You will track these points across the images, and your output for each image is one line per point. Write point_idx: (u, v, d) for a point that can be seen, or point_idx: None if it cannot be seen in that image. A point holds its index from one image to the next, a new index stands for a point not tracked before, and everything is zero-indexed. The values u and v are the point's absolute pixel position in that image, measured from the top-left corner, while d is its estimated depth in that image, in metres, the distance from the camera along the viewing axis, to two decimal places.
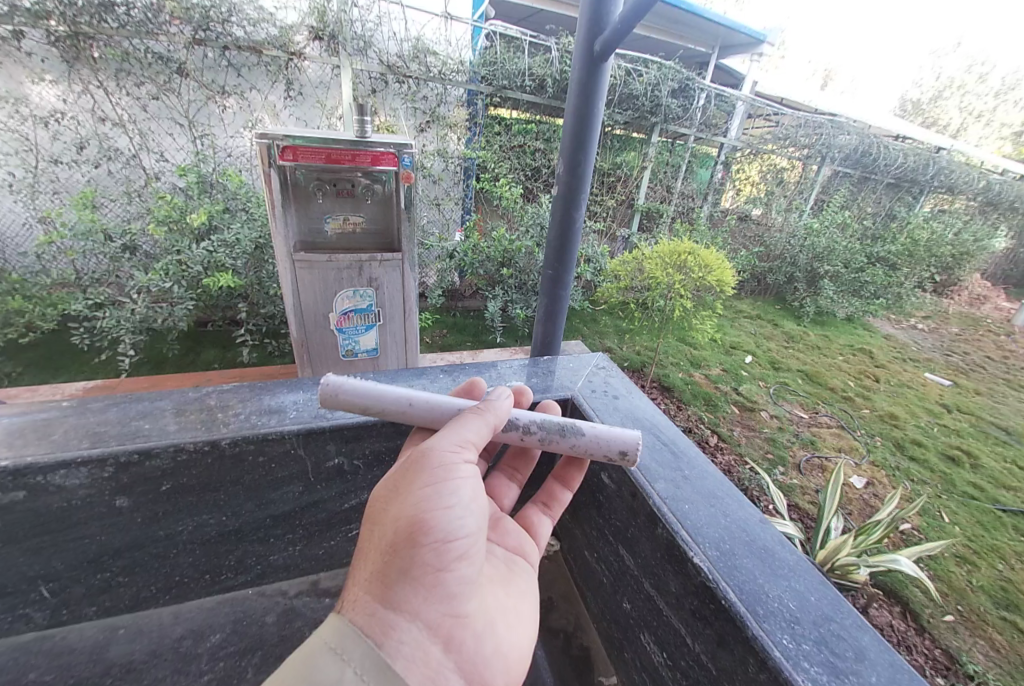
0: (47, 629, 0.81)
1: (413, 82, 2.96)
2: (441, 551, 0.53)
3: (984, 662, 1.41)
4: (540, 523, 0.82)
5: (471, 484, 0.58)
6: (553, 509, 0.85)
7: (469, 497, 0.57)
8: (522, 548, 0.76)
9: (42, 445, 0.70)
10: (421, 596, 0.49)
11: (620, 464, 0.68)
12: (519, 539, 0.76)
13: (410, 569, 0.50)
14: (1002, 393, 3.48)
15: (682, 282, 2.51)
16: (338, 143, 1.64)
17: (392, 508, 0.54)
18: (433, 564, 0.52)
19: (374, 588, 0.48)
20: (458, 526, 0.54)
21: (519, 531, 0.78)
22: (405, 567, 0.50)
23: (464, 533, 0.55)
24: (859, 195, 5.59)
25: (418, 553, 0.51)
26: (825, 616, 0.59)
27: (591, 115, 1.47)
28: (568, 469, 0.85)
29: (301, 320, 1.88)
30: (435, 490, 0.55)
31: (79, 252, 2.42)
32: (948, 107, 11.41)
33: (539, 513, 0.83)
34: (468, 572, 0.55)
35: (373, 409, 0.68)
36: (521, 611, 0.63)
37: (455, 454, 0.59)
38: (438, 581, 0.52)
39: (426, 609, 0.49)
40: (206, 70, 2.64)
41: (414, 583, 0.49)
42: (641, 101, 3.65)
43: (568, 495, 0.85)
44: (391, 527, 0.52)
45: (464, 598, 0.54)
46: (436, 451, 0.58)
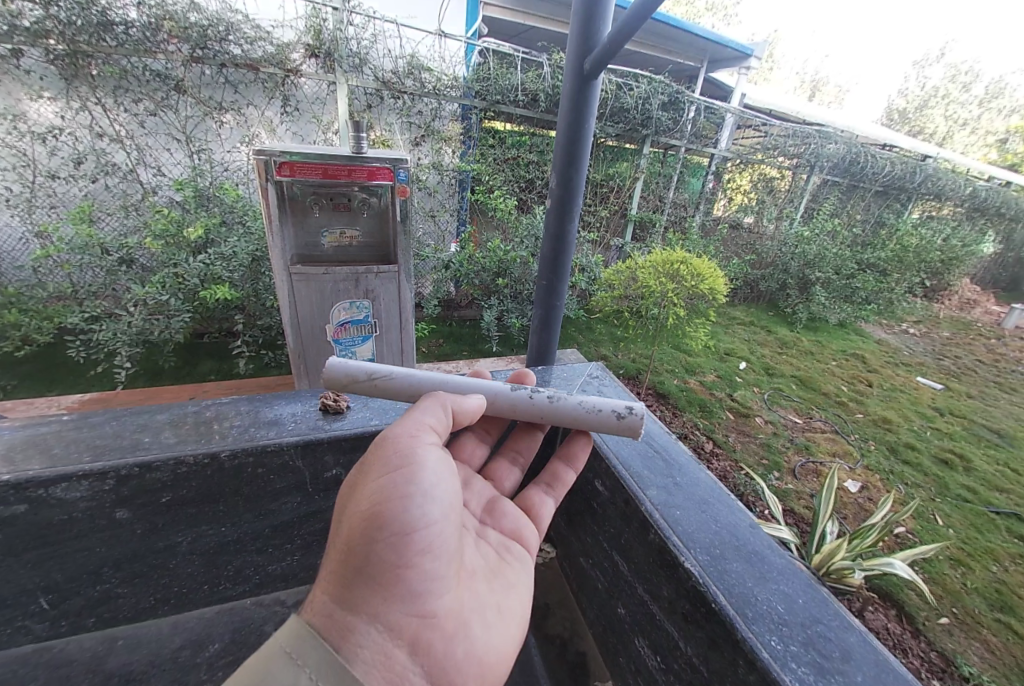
0: (45, 641, 0.81)
1: (408, 98, 3.02)
2: (400, 548, 0.54)
3: (979, 664, 1.42)
4: (541, 503, 0.84)
5: (433, 471, 0.59)
6: (556, 489, 0.85)
7: (430, 488, 0.58)
8: (518, 534, 0.77)
9: (44, 458, 0.72)
10: (379, 594, 0.51)
11: (626, 421, 0.72)
12: (516, 522, 0.78)
13: (368, 568, 0.52)
14: (993, 396, 3.52)
15: (675, 290, 2.55)
16: (335, 159, 1.68)
17: (350, 506, 0.56)
18: (391, 560, 0.53)
19: (334, 591, 0.51)
20: (418, 519, 0.56)
21: (518, 514, 0.80)
22: (363, 566, 0.52)
23: (425, 525, 0.56)
24: (847, 203, 5.70)
25: (375, 551, 0.53)
26: (812, 618, 0.60)
27: (581, 130, 1.52)
28: (572, 446, 0.84)
29: (298, 332, 1.89)
30: (391, 482, 0.56)
31: (75, 265, 2.44)
32: (933, 116, 11.67)
33: (542, 494, 0.85)
34: (434, 565, 0.56)
35: (378, 374, 0.71)
36: (503, 603, 0.64)
37: (414, 440, 0.60)
38: (399, 578, 0.53)
39: (385, 609, 0.50)
40: (203, 87, 2.70)
41: (371, 583, 0.51)
42: (632, 114, 3.74)
43: (572, 474, 0.85)
44: (349, 525, 0.54)
45: (430, 594, 0.55)
46: (393, 439, 0.59)
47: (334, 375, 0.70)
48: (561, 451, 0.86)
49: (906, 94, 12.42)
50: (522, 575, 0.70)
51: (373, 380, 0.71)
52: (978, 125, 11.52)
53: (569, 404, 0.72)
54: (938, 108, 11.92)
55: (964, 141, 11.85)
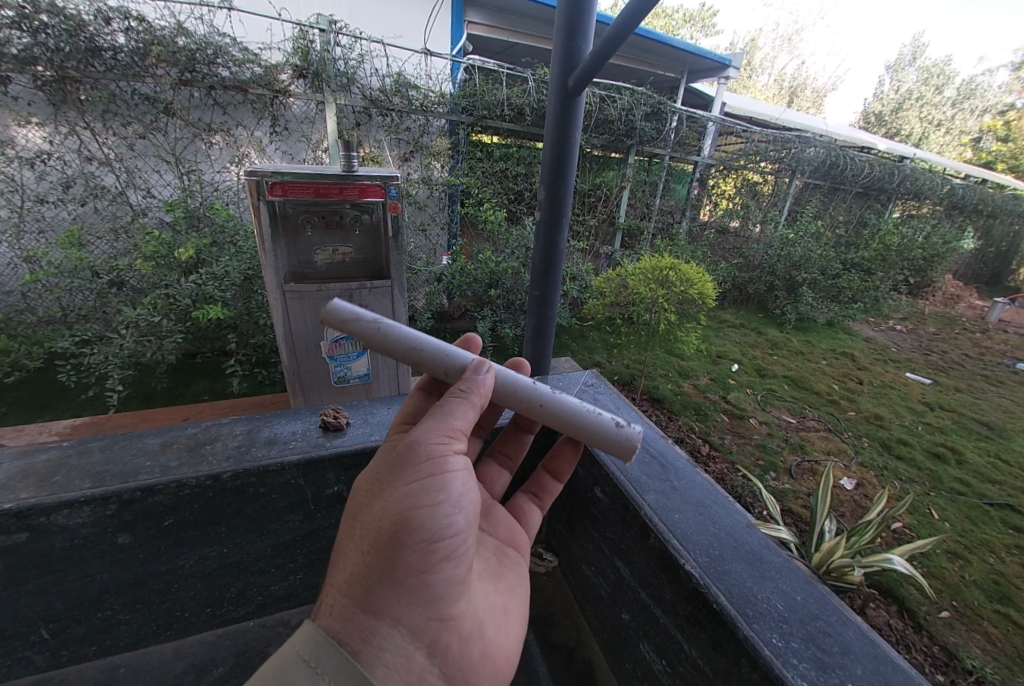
0: (44, 673, 0.80)
1: (396, 115, 3.08)
2: (425, 552, 0.55)
3: (981, 656, 1.43)
4: (530, 511, 0.86)
5: (460, 479, 0.60)
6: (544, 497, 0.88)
7: (457, 496, 0.59)
8: (513, 538, 0.80)
9: (43, 485, 0.71)
10: (404, 599, 0.51)
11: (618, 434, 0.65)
12: (511, 528, 0.80)
13: (393, 571, 0.52)
14: (981, 389, 3.59)
15: (665, 296, 2.59)
16: (326, 178, 1.70)
17: (376, 506, 0.56)
18: (416, 565, 0.53)
19: (355, 593, 0.50)
20: (446, 525, 0.57)
21: (510, 521, 0.82)
22: (387, 569, 0.52)
23: (452, 533, 0.57)
24: (830, 205, 5.84)
25: (402, 554, 0.53)
26: (812, 615, 0.62)
27: (567, 144, 1.56)
28: (560, 452, 0.86)
29: (293, 350, 1.90)
30: (421, 487, 0.57)
31: (65, 289, 2.43)
32: (909, 118, 12.03)
33: (529, 502, 0.87)
34: (454, 571, 0.57)
35: (384, 323, 0.69)
36: (505, 606, 0.67)
37: (443, 445, 0.60)
38: (420, 583, 0.53)
39: (407, 614, 0.51)
40: (192, 109, 2.74)
41: (395, 587, 0.51)
42: (616, 125, 3.83)
43: (558, 484, 0.89)
44: (376, 527, 0.54)
45: (448, 598, 0.56)
46: (423, 444, 0.59)
47: (339, 312, 0.68)
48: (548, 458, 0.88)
49: (880, 98, 12.81)
50: (520, 579, 0.74)
51: (377, 326, 0.68)
52: (951, 127, 11.89)
53: (569, 403, 0.68)
54: (913, 110, 12.27)
55: (939, 141, 12.21)
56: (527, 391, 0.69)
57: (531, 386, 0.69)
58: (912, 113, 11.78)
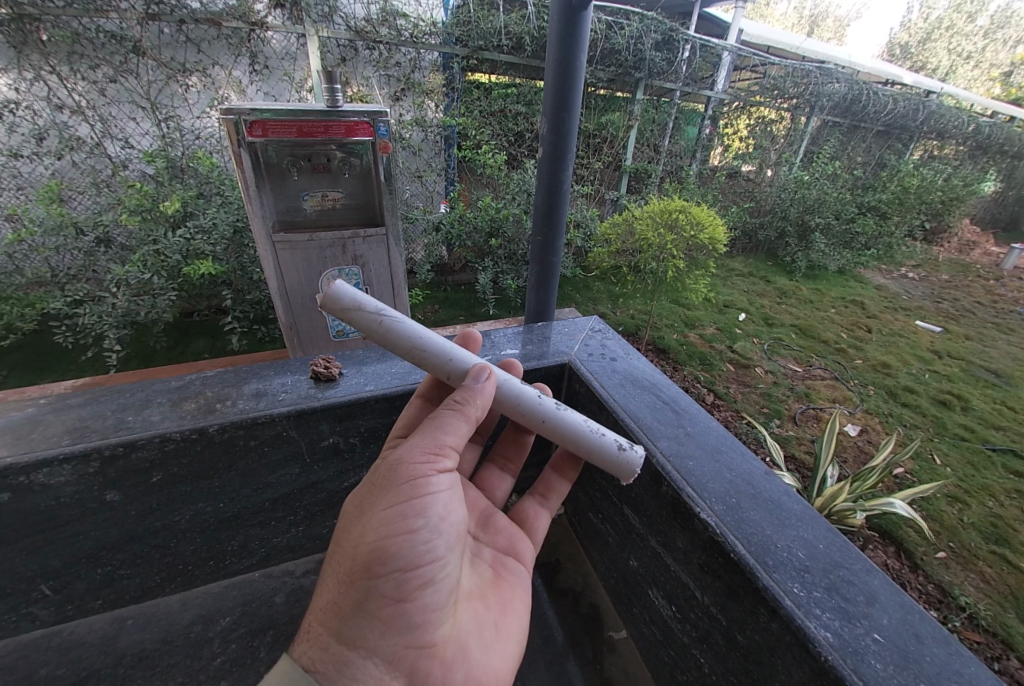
0: (54, 626, 0.82)
1: (385, 48, 2.79)
2: (401, 580, 0.53)
3: (974, 593, 1.47)
4: (536, 516, 0.82)
5: (441, 502, 0.58)
6: (551, 498, 0.84)
7: (436, 522, 0.57)
8: (513, 548, 0.75)
9: (18, 443, 0.67)
10: (377, 629, 0.51)
11: (613, 457, 0.61)
12: (509, 536, 0.76)
13: (368, 600, 0.51)
14: (992, 337, 3.51)
15: (674, 242, 2.46)
16: (310, 115, 1.54)
17: (353, 534, 0.54)
18: (391, 593, 0.52)
19: (332, 623, 0.50)
20: (422, 551, 0.55)
21: (512, 528, 0.78)
22: (363, 599, 0.51)
23: (431, 560, 0.56)
24: (849, 145, 5.47)
25: (375, 584, 0.51)
26: (834, 563, 0.58)
27: (572, 70, 1.39)
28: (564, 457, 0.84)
29: (287, 303, 1.82)
30: (397, 512, 0.54)
31: (51, 249, 2.32)
32: (937, 50, 10.97)
33: (537, 506, 0.83)
34: (432, 595, 0.56)
35: (388, 316, 0.62)
36: (495, 620, 0.64)
37: (425, 467, 0.57)
38: (395, 611, 0.52)
39: (383, 643, 0.50)
40: (164, 48, 2.48)
41: (371, 617, 0.51)
42: (623, 56, 3.49)
43: (565, 485, 0.84)
44: (351, 556, 0.52)
45: (427, 623, 0.54)
46: (404, 466, 0.56)
47: (339, 299, 0.60)
48: (552, 462, 0.86)
49: (908, 25, 11.73)
50: (517, 591, 0.70)
51: (380, 319, 0.61)
52: (981, 59, 10.43)
53: (570, 422, 0.63)
54: (943, 40, 10.90)
55: (967, 76, 10.67)
56: (529, 401, 0.64)
57: (532, 399, 0.64)
58: (942, 44, 10.78)
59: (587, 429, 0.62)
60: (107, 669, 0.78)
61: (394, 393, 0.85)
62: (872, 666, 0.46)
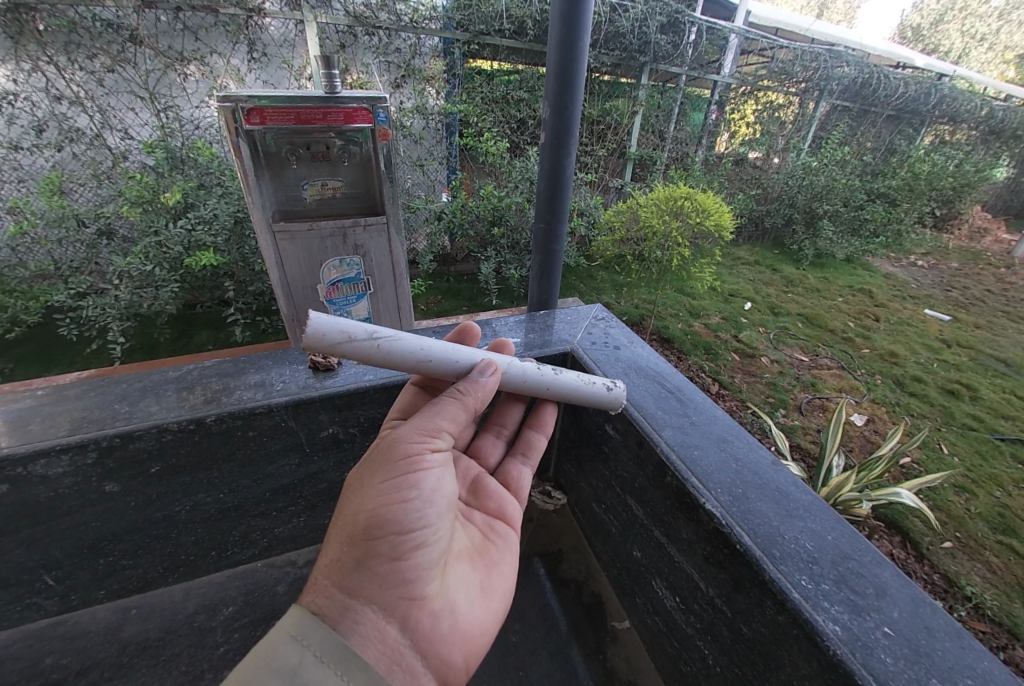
0: (60, 615, 0.82)
1: (384, 34, 2.73)
2: (400, 541, 0.53)
3: (981, 584, 1.46)
4: (519, 475, 0.82)
5: (435, 474, 0.59)
6: (531, 455, 0.84)
7: (432, 490, 0.57)
8: (504, 511, 0.74)
9: (16, 435, 0.67)
10: (376, 582, 0.49)
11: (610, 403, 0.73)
12: (500, 500, 0.75)
13: (368, 555, 0.50)
14: (1002, 325, 3.45)
15: (680, 230, 2.41)
16: (308, 101, 1.50)
17: (355, 502, 0.55)
18: (388, 553, 0.52)
19: (332, 578, 0.49)
20: (420, 515, 0.55)
21: (502, 491, 0.77)
22: (363, 555, 0.50)
23: (427, 523, 0.56)
24: (859, 130, 5.35)
25: (375, 543, 0.51)
26: (843, 554, 0.57)
27: (575, 52, 1.34)
28: (541, 411, 0.84)
29: (289, 293, 1.81)
30: (396, 480, 0.55)
31: (54, 242, 2.31)
32: (951, 31, 10.60)
33: (518, 464, 0.83)
34: (427, 553, 0.55)
35: (382, 338, 0.59)
36: (486, 581, 0.62)
37: (422, 443, 0.58)
38: (393, 568, 0.51)
39: (381, 593, 0.49)
40: (161, 35, 2.43)
41: (369, 569, 0.50)
42: (628, 39, 3.40)
43: (542, 439, 0.85)
44: (355, 519, 0.53)
45: (422, 578, 0.53)
46: (403, 442, 0.58)
47: (324, 335, 0.56)
48: (529, 419, 0.86)
49: (921, 7, 11.43)
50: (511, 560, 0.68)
51: (375, 344, 0.58)
52: (995, 41, 9.73)
53: (573, 386, 0.71)
54: (957, 21, 10.59)
55: (979, 57, 9.93)
56: (530, 376, 0.69)
57: (534, 373, 0.69)
58: (955, 26, 10.43)
59: (586, 385, 0.72)
60: (111, 659, 0.78)
61: (393, 383, 0.84)
62: (881, 660, 0.45)
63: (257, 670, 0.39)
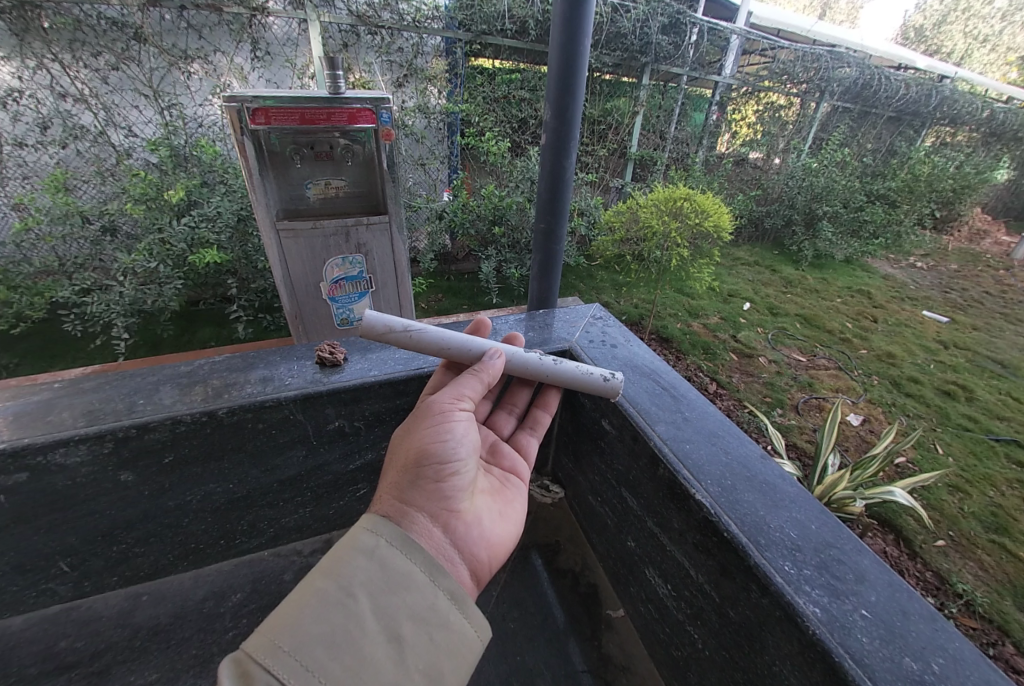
0: (73, 601, 0.85)
1: (387, 33, 2.75)
2: (443, 468, 0.58)
3: (972, 581, 1.49)
4: (529, 445, 0.84)
5: (469, 421, 0.65)
6: (539, 429, 0.87)
7: (467, 430, 0.63)
8: (519, 468, 0.78)
9: (36, 425, 0.70)
10: (425, 495, 0.55)
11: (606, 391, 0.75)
12: (514, 460, 0.79)
13: (417, 474, 0.56)
14: (999, 327, 3.47)
15: (678, 230, 2.43)
16: (312, 102, 1.53)
17: (405, 440, 0.60)
18: (433, 476, 0.57)
19: (388, 492, 0.54)
20: (458, 448, 0.61)
21: (515, 455, 0.80)
22: (412, 474, 0.56)
23: (464, 454, 0.61)
24: (859, 131, 5.37)
25: (424, 467, 0.57)
26: (825, 543, 0.60)
27: (575, 57, 1.37)
28: (546, 392, 0.88)
29: (292, 291, 1.83)
30: (439, 422, 0.61)
31: (59, 238, 2.34)
32: (953, 33, 10.59)
33: (527, 435, 0.86)
34: (463, 478, 0.60)
35: (415, 329, 0.72)
36: (509, 513, 0.67)
37: (455, 402, 0.65)
38: (438, 488, 0.57)
39: (428, 503, 0.54)
40: (165, 34, 2.46)
41: (418, 483, 0.55)
42: (629, 40, 3.42)
43: (549, 416, 0.89)
44: (405, 449, 0.58)
45: (460, 497, 0.58)
46: (440, 398, 0.64)
47: (373, 326, 0.72)
48: (537, 398, 0.90)
49: (924, 7, 11.41)
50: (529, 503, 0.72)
51: (409, 334, 0.72)
52: (999, 42, 9.72)
53: (567, 373, 0.75)
54: (959, 22, 10.58)
55: (982, 59, 9.93)
56: (533, 364, 0.75)
57: (537, 362, 0.75)
58: (958, 26, 10.40)
59: (579, 372, 0.75)
60: (124, 642, 0.81)
61: (397, 378, 0.86)
62: (858, 640, 0.48)
63: (344, 553, 0.43)
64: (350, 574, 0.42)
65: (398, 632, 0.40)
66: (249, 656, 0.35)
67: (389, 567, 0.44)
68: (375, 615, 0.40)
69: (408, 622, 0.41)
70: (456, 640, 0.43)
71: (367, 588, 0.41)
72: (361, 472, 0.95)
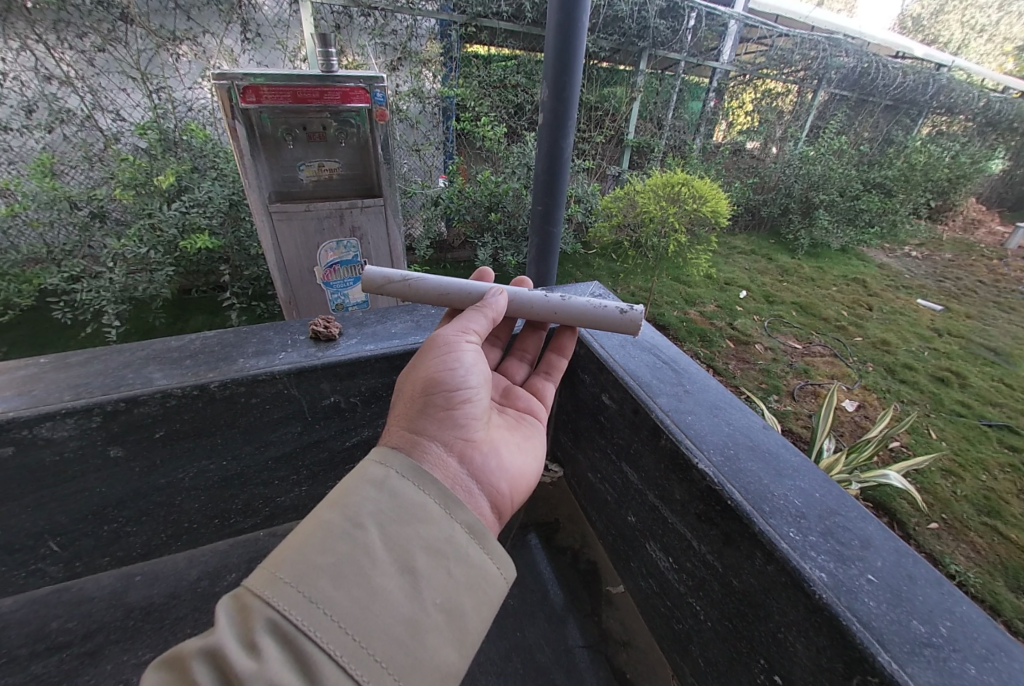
0: (63, 582, 0.84)
1: (380, 15, 2.69)
2: (452, 400, 0.57)
3: (965, 562, 1.51)
4: (544, 387, 0.83)
5: (476, 353, 0.64)
6: (554, 373, 0.86)
7: (475, 362, 0.62)
8: (533, 408, 0.78)
9: (22, 398, 0.68)
10: (436, 424, 0.54)
11: (621, 322, 0.72)
12: (527, 402, 0.78)
13: (426, 406, 0.55)
14: (993, 315, 3.49)
15: (676, 215, 2.41)
16: (303, 80, 1.48)
17: (413, 374, 0.60)
18: (443, 406, 0.56)
19: (399, 424, 0.54)
20: (466, 380, 0.59)
21: (529, 397, 0.80)
22: (422, 405, 0.55)
23: (473, 385, 0.60)
24: (857, 120, 5.33)
25: (432, 399, 0.56)
26: (830, 510, 0.59)
27: (575, 32, 1.33)
28: (558, 335, 0.88)
29: (286, 277, 1.80)
30: (444, 355, 0.60)
31: (46, 224, 2.28)
32: (951, 22, 10.48)
33: (543, 379, 0.85)
34: (475, 411, 0.59)
35: (412, 279, 0.76)
36: (526, 448, 0.66)
37: (460, 336, 0.64)
38: (448, 418, 0.56)
39: (440, 432, 0.53)
40: (153, 15, 2.38)
41: (429, 414, 0.54)
42: (627, 24, 3.37)
43: (563, 360, 0.87)
44: (413, 384, 0.58)
45: (473, 429, 0.57)
46: (444, 333, 0.64)
47: (373, 279, 0.76)
48: (550, 343, 0.89)
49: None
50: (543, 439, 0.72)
51: (406, 283, 0.76)
52: (995, 32, 9.46)
53: (576, 306, 0.74)
54: (957, 11, 10.50)
55: (979, 49, 9.73)
56: (539, 300, 0.75)
57: (543, 298, 0.75)
58: (955, 16, 10.29)
59: (589, 304, 0.73)
60: (117, 622, 0.80)
61: (394, 353, 0.85)
62: (864, 604, 0.47)
63: (353, 485, 0.42)
64: (358, 505, 0.40)
65: (412, 563, 0.38)
66: (250, 591, 0.34)
67: (400, 497, 0.42)
68: (386, 544, 0.38)
69: (421, 552, 0.40)
70: (473, 570, 0.42)
71: (376, 517, 0.40)
72: (358, 448, 0.94)
